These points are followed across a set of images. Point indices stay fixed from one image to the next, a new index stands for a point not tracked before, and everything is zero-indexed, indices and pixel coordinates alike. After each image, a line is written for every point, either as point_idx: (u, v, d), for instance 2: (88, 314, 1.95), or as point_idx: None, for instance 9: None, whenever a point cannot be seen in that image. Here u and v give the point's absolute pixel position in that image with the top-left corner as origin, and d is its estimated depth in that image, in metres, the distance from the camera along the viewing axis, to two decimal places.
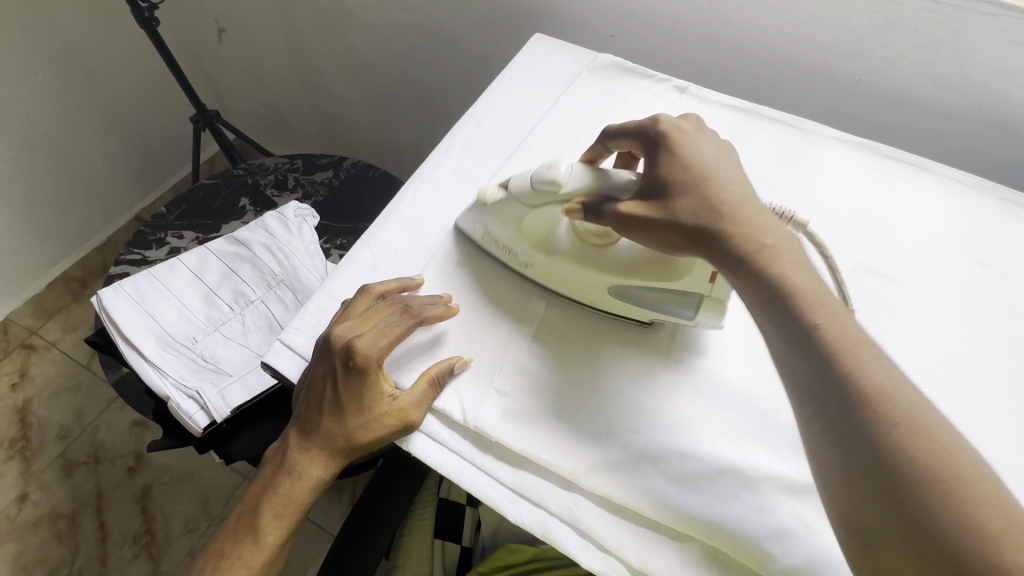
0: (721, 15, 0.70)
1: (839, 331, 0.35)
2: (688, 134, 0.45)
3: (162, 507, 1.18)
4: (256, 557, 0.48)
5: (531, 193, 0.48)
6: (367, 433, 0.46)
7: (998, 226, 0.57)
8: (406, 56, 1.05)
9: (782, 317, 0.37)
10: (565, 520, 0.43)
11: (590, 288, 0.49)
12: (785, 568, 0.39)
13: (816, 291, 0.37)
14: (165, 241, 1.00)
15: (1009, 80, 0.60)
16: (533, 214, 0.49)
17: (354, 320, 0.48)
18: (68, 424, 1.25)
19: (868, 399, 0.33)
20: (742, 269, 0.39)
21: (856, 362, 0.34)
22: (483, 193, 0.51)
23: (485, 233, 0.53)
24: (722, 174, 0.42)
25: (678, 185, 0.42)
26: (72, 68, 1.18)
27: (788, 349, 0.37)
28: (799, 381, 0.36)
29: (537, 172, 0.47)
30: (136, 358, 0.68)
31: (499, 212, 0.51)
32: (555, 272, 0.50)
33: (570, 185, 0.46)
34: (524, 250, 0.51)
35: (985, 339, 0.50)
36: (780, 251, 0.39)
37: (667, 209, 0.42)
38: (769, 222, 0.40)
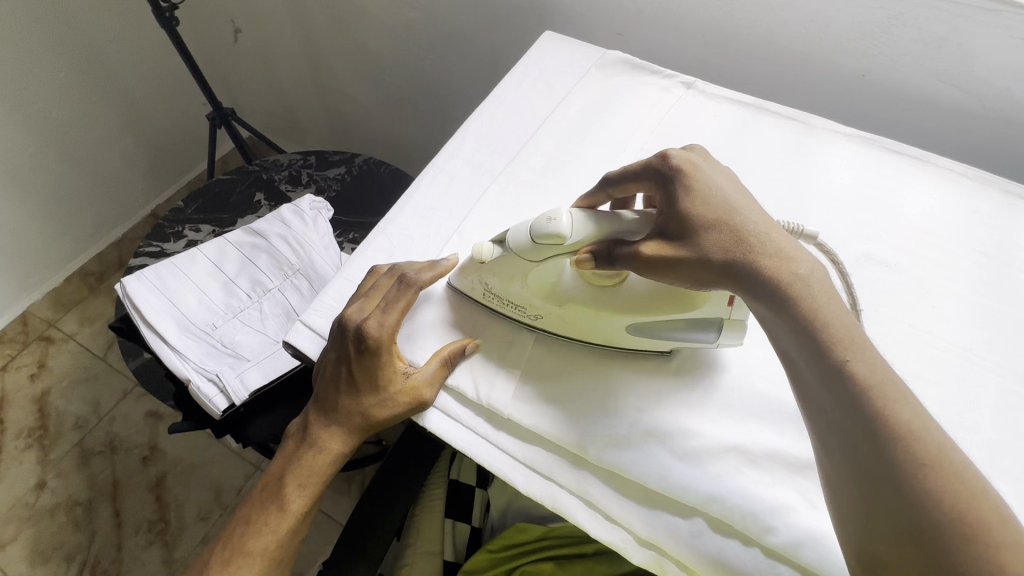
0: (727, 13, 0.71)
1: (869, 367, 0.35)
2: (701, 166, 0.45)
3: (176, 496, 1.20)
4: (280, 525, 0.51)
5: (533, 248, 0.45)
6: (382, 410, 0.48)
7: (1000, 217, 0.58)
8: (418, 55, 1.08)
9: (810, 352, 0.37)
10: (575, 493, 0.45)
11: (608, 331, 0.48)
12: (786, 542, 0.40)
13: (846, 325, 0.37)
14: (183, 234, 1.03)
15: (1010, 75, 0.61)
16: (538, 267, 0.47)
17: (364, 300, 0.49)
18: (85, 415, 1.28)
19: (895, 437, 0.33)
20: (772, 302, 0.38)
21: (886, 399, 0.34)
22: (478, 251, 0.48)
23: (485, 291, 0.50)
24: (747, 203, 0.43)
25: (703, 216, 0.42)
26: (94, 68, 1.22)
27: (815, 384, 0.36)
28: (825, 417, 0.36)
29: (537, 225, 0.45)
30: (158, 342, 0.71)
31: (497, 267, 0.48)
32: (569, 319, 0.48)
33: (576, 235, 0.44)
34: (533, 302, 0.49)
35: (985, 325, 0.52)
36: (810, 283, 0.38)
37: (694, 245, 0.41)
38: (798, 251, 0.40)
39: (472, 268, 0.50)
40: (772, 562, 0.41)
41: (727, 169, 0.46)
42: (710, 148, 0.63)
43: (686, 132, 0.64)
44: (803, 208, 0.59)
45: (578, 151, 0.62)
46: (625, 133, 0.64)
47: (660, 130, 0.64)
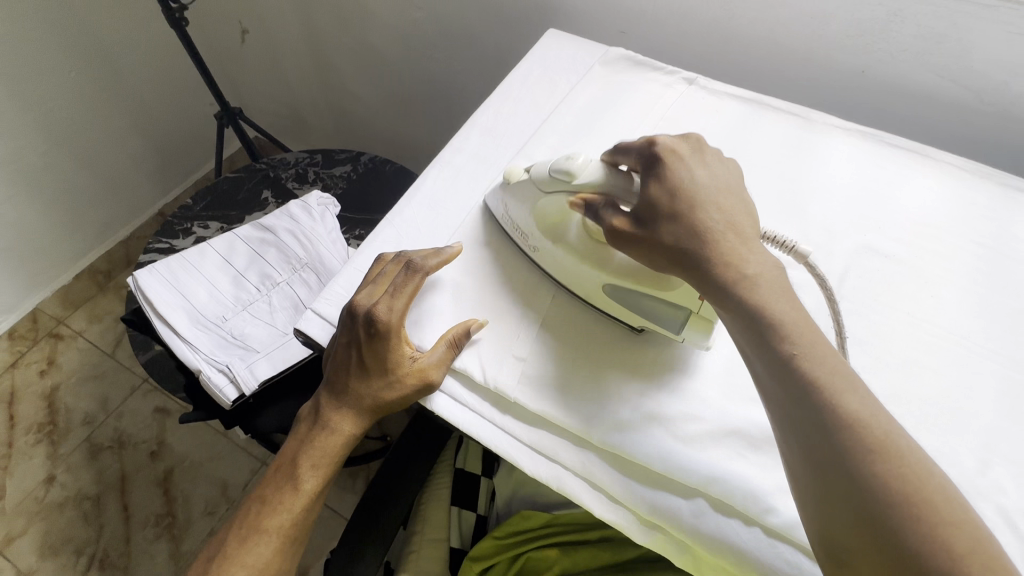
0: (728, 11, 0.73)
1: (819, 360, 0.37)
2: (683, 160, 0.46)
3: (183, 490, 1.22)
4: (294, 504, 0.52)
5: (548, 179, 0.51)
6: (392, 391, 0.49)
7: (997, 209, 0.59)
8: (423, 54, 1.09)
9: (765, 347, 0.38)
10: (580, 475, 0.46)
11: (590, 283, 0.51)
12: (788, 523, 0.41)
13: (796, 321, 0.39)
14: (191, 230, 1.04)
15: (1007, 70, 0.62)
16: (547, 200, 0.52)
17: (372, 286, 0.51)
18: (93, 411, 1.30)
19: (843, 425, 0.35)
20: (726, 298, 0.40)
21: (834, 391, 0.36)
22: (509, 173, 0.55)
23: (505, 213, 0.56)
24: (712, 200, 0.44)
25: (667, 214, 0.44)
26: (104, 68, 1.24)
27: (769, 379, 0.38)
28: (780, 411, 0.37)
29: (556, 162, 0.50)
30: (169, 334, 0.72)
31: (520, 193, 0.54)
32: (558, 261, 0.52)
33: (583, 177, 0.49)
34: (535, 235, 0.53)
35: (981, 314, 0.53)
36: (761, 280, 0.40)
37: (654, 234, 0.44)
38: (754, 251, 0.42)
39: (504, 190, 0.56)
40: (773, 541, 0.42)
41: (717, 161, 0.47)
42: (712, 142, 0.64)
43: (688, 127, 0.65)
44: (803, 201, 0.60)
45: (582, 145, 0.64)
46: (628, 128, 0.65)
47: (662, 125, 0.65)
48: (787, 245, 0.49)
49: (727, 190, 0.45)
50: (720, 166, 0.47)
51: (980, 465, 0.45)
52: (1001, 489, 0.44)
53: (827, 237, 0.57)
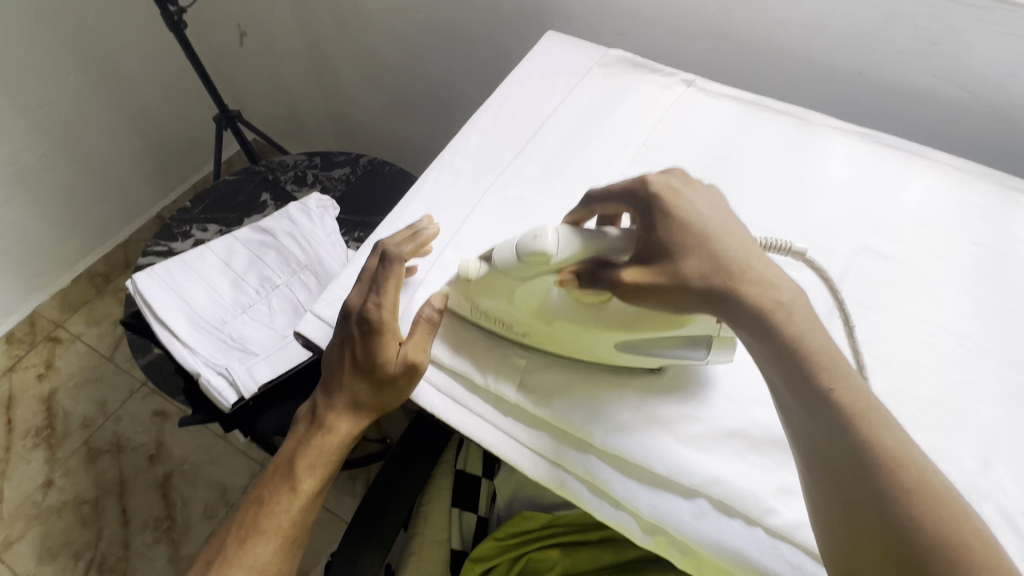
0: (726, 13, 0.73)
1: (854, 393, 0.37)
2: (681, 193, 0.44)
3: (182, 493, 1.21)
4: (292, 504, 0.52)
5: (519, 266, 0.46)
6: (384, 384, 0.49)
7: (995, 209, 0.59)
8: (422, 56, 1.09)
9: (798, 381, 0.37)
10: (581, 478, 0.46)
11: (597, 348, 0.47)
12: (788, 523, 0.41)
13: (831, 353, 0.38)
14: (190, 233, 1.04)
15: (1004, 71, 0.62)
16: (525, 284, 0.47)
17: (358, 285, 0.51)
18: (92, 414, 1.29)
19: (879, 462, 0.35)
20: (759, 331, 0.39)
21: (869, 426, 0.36)
22: (465, 270, 0.49)
23: (474, 307, 0.50)
24: (725, 230, 0.43)
25: (686, 248, 0.41)
26: (103, 71, 1.24)
27: (802, 412, 0.37)
28: (811, 443, 0.37)
29: (522, 243, 0.45)
30: (169, 337, 0.72)
31: (486, 287, 0.48)
32: (557, 335, 0.48)
33: (560, 252, 0.44)
34: (521, 320, 0.48)
35: (981, 314, 0.53)
36: (794, 310, 0.39)
37: (673, 272, 0.41)
38: (779, 276, 0.41)
39: (463, 286, 0.50)
40: (774, 542, 0.42)
41: (710, 191, 0.46)
42: (710, 144, 0.64)
43: (687, 129, 0.65)
44: (803, 202, 0.60)
45: (580, 148, 0.64)
46: (627, 130, 0.65)
47: (661, 128, 0.65)
48: (785, 248, 0.52)
49: (730, 218, 0.44)
50: (714, 196, 0.45)
51: (980, 465, 0.45)
52: (1001, 489, 0.44)
53: (827, 238, 0.57)
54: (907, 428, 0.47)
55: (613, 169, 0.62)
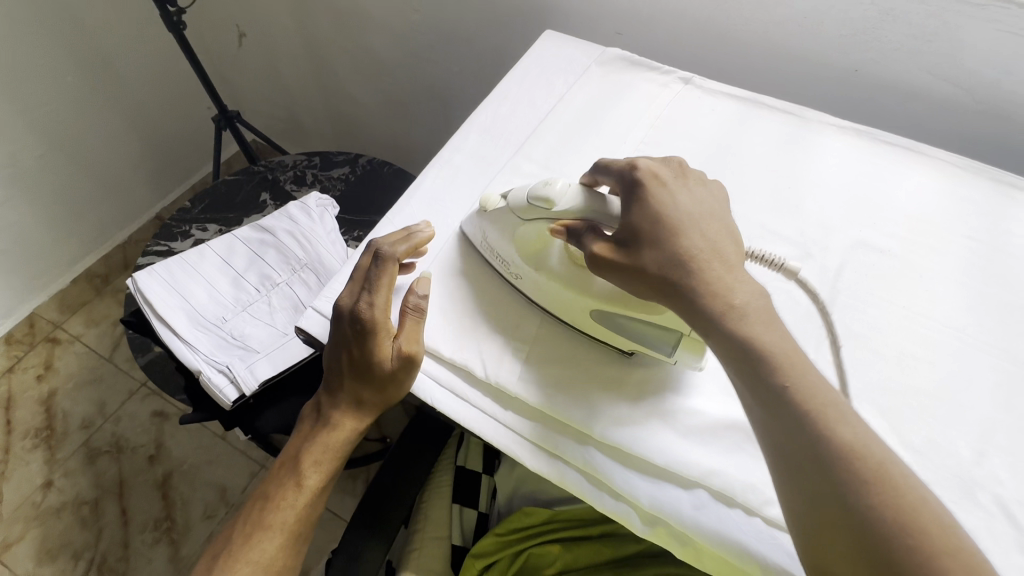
0: (724, 12, 0.73)
1: (810, 391, 0.37)
2: (665, 186, 0.46)
3: (182, 494, 1.21)
4: (298, 500, 0.52)
5: (525, 208, 0.50)
6: (385, 379, 0.49)
7: (989, 204, 0.59)
8: (421, 56, 1.10)
9: (758, 379, 0.38)
10: (582, 470, 0.46)
11: (574, 311, 0.50)
12: (786, 515, 0.42)
13: (788, 352, 0.39)
14: (190, 233, 1.04)
15: (998, 67, 0.63)
16: (527, 229, 0.51)
17: (349, 286, 0.51)
18: (91, 415, 1.29)
19: (838, 457, 0.35)
20: (714, 330, 0.40)
21: (826, 421, 0.36)
22: (484, 201, 0.53)
23: (482, 239, 0.54)
24: (698, 228, 0.44)
25: (650, 241, 0.43)
26: (102, 72, 1.24)
27: (762, 410, 0.38)
28: (772, 441, 0.37)
29: (533, 188, 0.50)
30: (169, 335, 0.73)
31: (495, 221, 0.53)
32: (541, 288, 0.51)
33: (562, 205, 0.48)
34: (516, 261, 0.52)
35: (976, 308, 0.53)
36: (750, 309, 0.40)
37: (637, 257, 0.43)
38: (739, 280, 0.42)
39: (480, 218, 0.54)
40: (773, 531, 0.42)
41: (700, 187, 0.47)
42: (708, 142, 0.64)
43: (685, 126, 0.66)
44: (799, 197, 0.60)
45: (579, 145, 0.64)
46: (624, 127, 0.66)
47: (659, 125, 0.66)
48: (776, 264, 0.52)
49: (709, 216, 0.45)
50: (704, 192, 0.47)
51: (976, 456, 0.45)
52: (998, 479, 0.44)
53: (823, 233, 0.58)
54: (904, 420, 0.47)
55: None
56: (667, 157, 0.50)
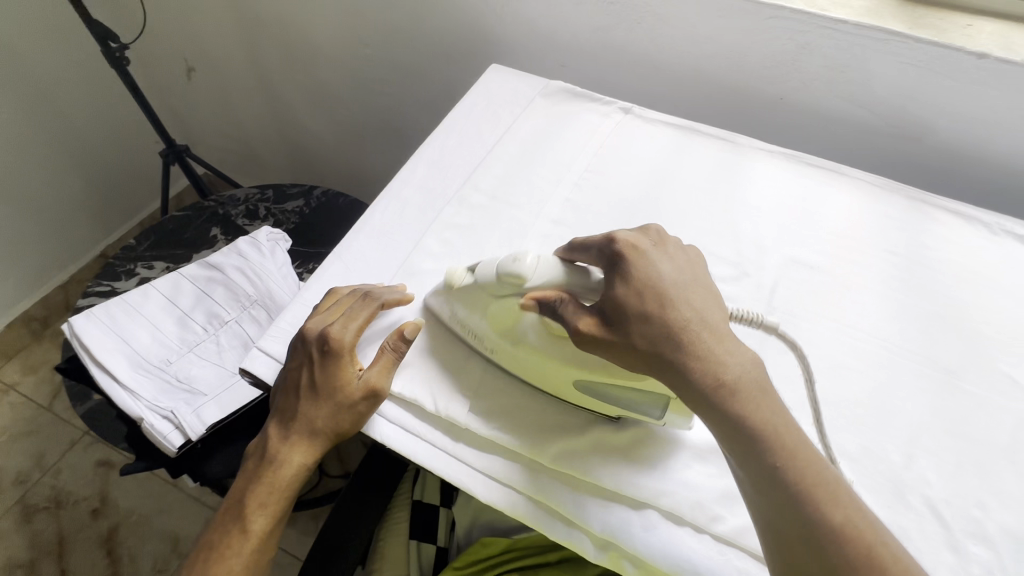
0: (658, 45, 0.77)
1: (802, 470, 0.37)
2: (645, 255, 0.44)
3: (129, 548, 1.13)
4: (243, 547, 0.50)
5: (496, 283, 0.47)
6: (342, 411, 0.48)
7: (907, 220, 0.64)
8: (374, 89, 1.11)
9: (749, 457, 0.38)
10: (533, 498, 0.46)
11: (556, 380, 0.48)
12: (730, 529, 0.43)
13: (780, 429, 0.38)
14: (135, 271, 1.00)
15: (905, 96, 0.69)
16: (497, 304, 0.48)
17: (324, 313, 0.51)
18: (27, 469, 1.21)
19: (825, 536, 0.35)
20: (707, 405, 0.39)
21: (818, 497, 0.36)
22: (450, 276, 0.50)
23: (451, 314, 0.52)
24: (683, 296, 0.42)
25: (637, 314, 0.41)
26: (43, 111, 1.21)
27: (753, 487, 0.38)
28: (762, 518, 0.37)
29: (503, 263, 0.46)
30: (109, 381, 0.69)
31: (465, 296, 0.50)
32: (518, 360, 0.49)
33: (535, 279, 0.45)
34: (490, 336, 0.49)
35: (898, 318, 0.57)
36: (740, 386, 0.39)
37: (625, 332, 0.41)
38: (729, 350, 0.40)
39: (446, 292, 0.51)
40: (721, 548, 0.43)
41: (681, 254, 0.46)
42: (649, 170, 0.67)
43: (625, 155, 0.69)
44: (734, 220, 0.64)
45: (525, 176, 0.66)
46: (567, 157, 0.68)
47: (605, 153, 0.69)
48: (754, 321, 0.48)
49: (694, 284, 0.44)
50: (683, 258, 0.45)
51: (905, 459, 0.48)
52: (925, 480, 0.47)
53: (758, 252, 0.61)
54: (836, 428, 0.49)
55: (556, 195, 0.64)
56: (647, 224, 0.48)
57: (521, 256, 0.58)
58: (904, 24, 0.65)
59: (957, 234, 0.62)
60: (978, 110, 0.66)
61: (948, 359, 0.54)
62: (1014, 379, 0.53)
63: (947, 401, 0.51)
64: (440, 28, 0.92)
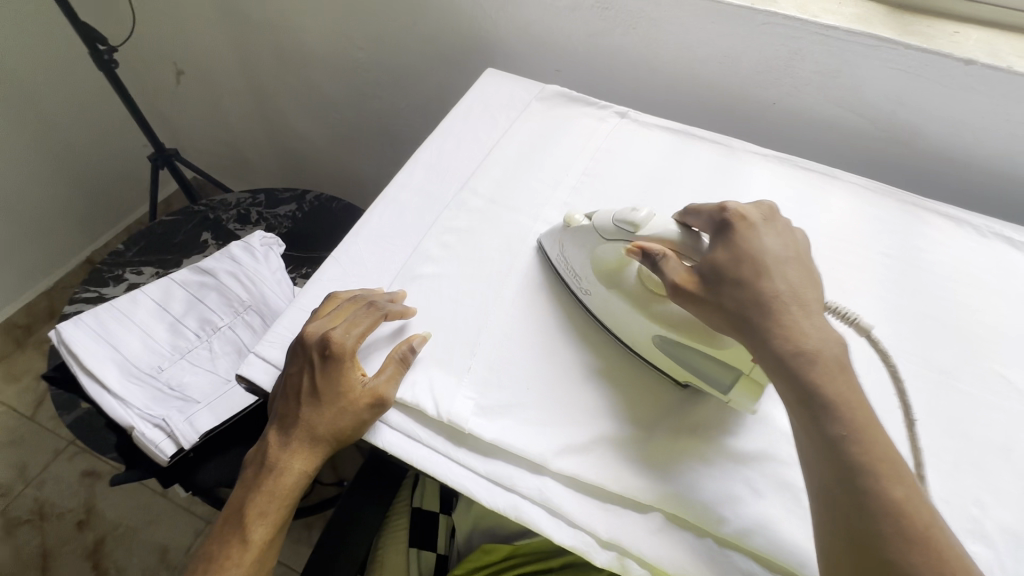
0: (653, 51, 0.78)
1: (870, 442, 0.37)
2: (754, 227, 0.45)
3: (116, 561, 1.11)
4: (243, 557, 0.49)
5: (611, 228, 0.51)
6: (345, 418, 0.48)
7: (900, 223, 0.65)
8: (368, 93, 1.10)
9: (815, 424, 0.38)
10: (538, 502, 0.46)
11: (637, 330, 0.50)
12: (735, 530, 0.42)
13: (853, 402, 0.38)
14: (123, 277, 0.99)
15: (894, 101, 0.70)
16: (606, 247, 0.52)
17: (325, 318, 0.51)
18: (10, 482, 1.18)
19: (882, 509, 0.35)
20: (780, 367, 0.40)
21: (883, 475, 0.36)
22: (569, 218, 0.55)
23: (560, 254, 0.56)
24: (781, 271, 0.43)
25: (733, 278, 0.43)
26: (28, 114, 1.18)
27: (814, 453, 0.38)
28: (819, 486, 0.38)
29: (620, 212, 0.50)
30: (98, 390, 0.68)
31: (577, 238, 0.54)
32: (609, 306, 0.51)
33: (648, 230, 0.49)
34: (590, 278, 0.53)
35: (893, 320, 0.57)
36: (820, 356, 0.39)
37: (718, 294, 0.43)
38: (815, 325, 0.41)
39: (562, 232, 0.56)
40: (725, 551, 0.43)
41: (789, 232, 0.47)
42: (646, 173, 0.68)
43: (622, 159, 0.69)
44: None
45: (524, 179, 0.66)
46: (565, 160, 0.68)
47: (602, 157, 0.69)
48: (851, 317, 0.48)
49: (796, 260, 0.45)
50: (791, 237, 0.46)
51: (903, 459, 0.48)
52: None
53: None
54: None
55: (554, 198, 0.64)
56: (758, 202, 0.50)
57: (519, 259, 0.58)
58: (893, 31, 0.66)
59: (948, 236, 0.64)
60: (966, 115, 0.67)
61: (942, 359, 0.55)
62: (1007, 379, 0.53)
63: (942, 400, 0.52)
64: (436, 31, 0.92)
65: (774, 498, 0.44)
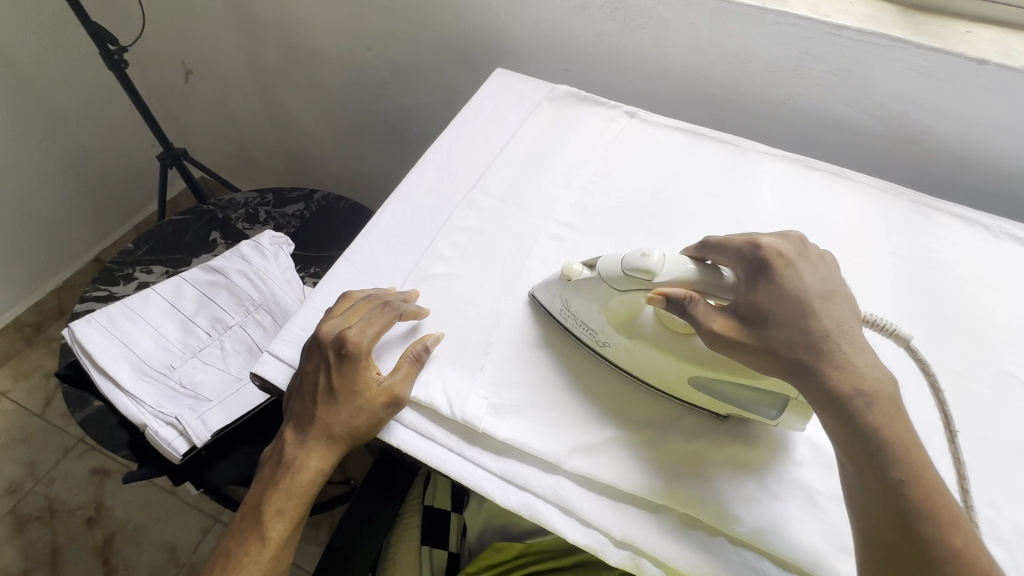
0: (662, 51, 0.78)
1: (928, 485, 0.37)
2: (792, 263, 0.44)
3: (124, 558, 1.11)
4: (261, 555, 0.50)
5: (620, 278, 0.47)
6: (362, 417, 0.48)
7: (912, 224, 0.64)
8: (376, 92, 1.10)
9: (871, 469, 0.38)
10: (551, 501, 0.46)
11: (671, 376, 0.48)
12: (750, 529, 0.43)
13: (910, 445, 0.38)
14: (132, 276, 0.99)
15: (905, 101, 0.70)
16: (617, 298, 0.48)
17: (340, 317, 0.51)
18: (20, 478, 1.19)
19: (946, 557, 0.35)
20: (837, 409, 0.39)
21: (939, 521, 0.36)
22: (567, 270, 0.50)
23: (563, 306, 0.52)
24: (828, 307, 0.42)
25: (777, 318, 0.41)
26: (39, 115, 1.19)
27: (869, 497, 0.38)
28: (874, 531, 0.37)
29: (628, 258, 0.46)
30: (111, 387, 0.68)
31: (584, 290, 0.50)
32: (634, 353, 0.49)
33: (663, 274, 0.45)
34: (604, 329, 0.50)
35: (906, 320, 0.57)
36: (875, 399, 0.39)
37: (761, 336, 0.41)
38: (868, 364, 0.40)
39: (560, 285, 0.51)
40: (739, 551, 0.43)
41: (823, 263, 0.46)
42: (657, 173, 0.68)
43: (632, 158, 0.69)
44: (740, 219, 0.64)
45: (536, 178, 0.66)
46: (576, 160, 0.68)
47: (613, 156, 0.69)
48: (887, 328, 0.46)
49: (839, 295, 0.44)
50: (827, 268, 0.45)
51: None
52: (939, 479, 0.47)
53: None
54: None
55: (565, 198, 0.64)
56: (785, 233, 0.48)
57: (531, 258, 0.59)
58: (906, 30, 0.66)
59: (961, 237, 0.63)
60: (979, 114, 0.67)
61: (955, 360, 0.54)
62: (1021, 379, 0.53)
63: (958, 401, 0.52)
64: (442, 30, 0.92)
65: (789, 498, 0.44)
